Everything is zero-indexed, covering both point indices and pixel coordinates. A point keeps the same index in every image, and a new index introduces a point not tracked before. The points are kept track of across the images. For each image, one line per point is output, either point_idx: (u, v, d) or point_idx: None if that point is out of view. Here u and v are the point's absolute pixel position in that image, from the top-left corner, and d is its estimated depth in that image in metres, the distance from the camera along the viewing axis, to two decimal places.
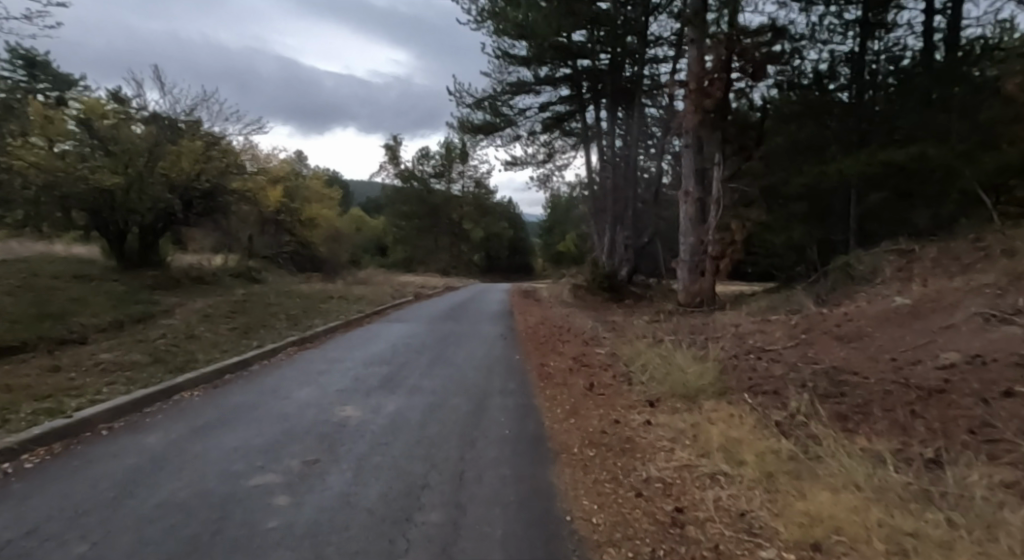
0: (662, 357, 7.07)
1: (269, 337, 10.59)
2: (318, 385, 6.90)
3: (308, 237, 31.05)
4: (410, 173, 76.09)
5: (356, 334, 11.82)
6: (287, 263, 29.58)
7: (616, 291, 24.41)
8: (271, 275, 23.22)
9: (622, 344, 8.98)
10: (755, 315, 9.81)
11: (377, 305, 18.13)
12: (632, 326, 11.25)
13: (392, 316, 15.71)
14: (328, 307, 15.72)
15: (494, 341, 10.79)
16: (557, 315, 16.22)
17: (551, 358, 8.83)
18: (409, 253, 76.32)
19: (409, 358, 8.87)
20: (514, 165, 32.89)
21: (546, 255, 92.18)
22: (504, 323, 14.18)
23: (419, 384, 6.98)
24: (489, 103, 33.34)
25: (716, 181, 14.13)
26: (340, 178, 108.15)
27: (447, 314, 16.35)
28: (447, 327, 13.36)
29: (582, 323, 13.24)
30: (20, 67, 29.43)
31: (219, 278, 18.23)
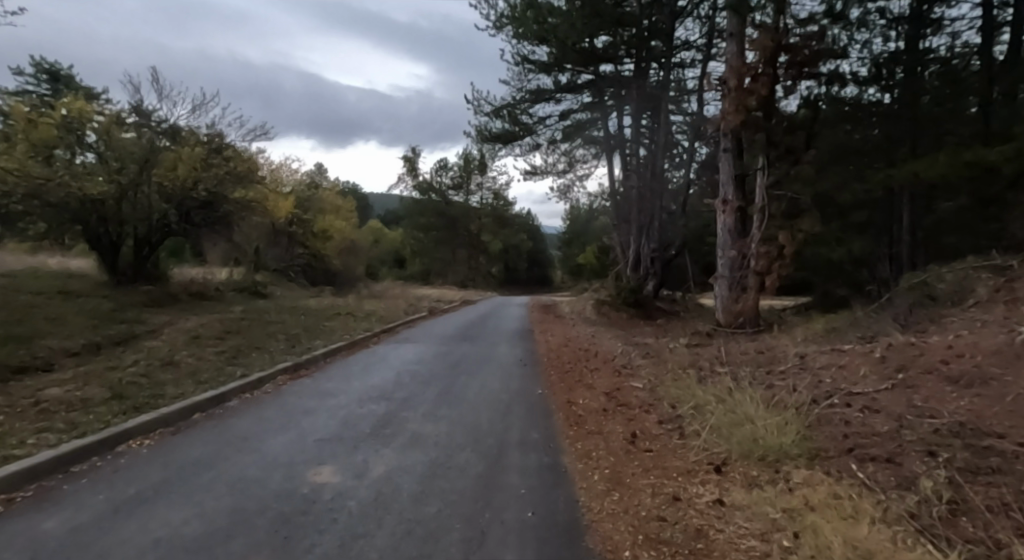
0: (720, 401, 5.70)
1: (259, 363, 9.45)
2: (297, 433, 5.65)
3: (320, 250, 30.04)
4: (427, 184, 75.12)
5: (358, 359, 10.62)
6: (298, 277, 28.58)
7: (642, 308, 22.98)
8: (278, 289, 22.19)
9: (665, 379, 7.60)
10: (817, 342, 8.37)
11: (387, 323, 16.94)
12: (670, 353, 9.87)
13: (402, 336, 14.51)
14: (333, 326, 14.58)
15: (512, 369, 9.47)
16: (582, 335, 14.87)
17: (579, 394, 7.50)
18: (426, 266, 75.28)
19: (412, 392, 7.58)
20: (533, 175, 31.78)
21: (566, 268, 90.66)
22: (523, 345, 12.88)
23: (420, 431, 5.71)
24: (508, 111, 32.31)
25: (760, 188, 12.73)
26: (359, 191, 108.50)
27: (461, 333, 15.10)
28: (460, 350, 12.06)
29: (612, 346, 11.90)
30: (43, 81, 29.51)
31: (221, 293, 17.26)
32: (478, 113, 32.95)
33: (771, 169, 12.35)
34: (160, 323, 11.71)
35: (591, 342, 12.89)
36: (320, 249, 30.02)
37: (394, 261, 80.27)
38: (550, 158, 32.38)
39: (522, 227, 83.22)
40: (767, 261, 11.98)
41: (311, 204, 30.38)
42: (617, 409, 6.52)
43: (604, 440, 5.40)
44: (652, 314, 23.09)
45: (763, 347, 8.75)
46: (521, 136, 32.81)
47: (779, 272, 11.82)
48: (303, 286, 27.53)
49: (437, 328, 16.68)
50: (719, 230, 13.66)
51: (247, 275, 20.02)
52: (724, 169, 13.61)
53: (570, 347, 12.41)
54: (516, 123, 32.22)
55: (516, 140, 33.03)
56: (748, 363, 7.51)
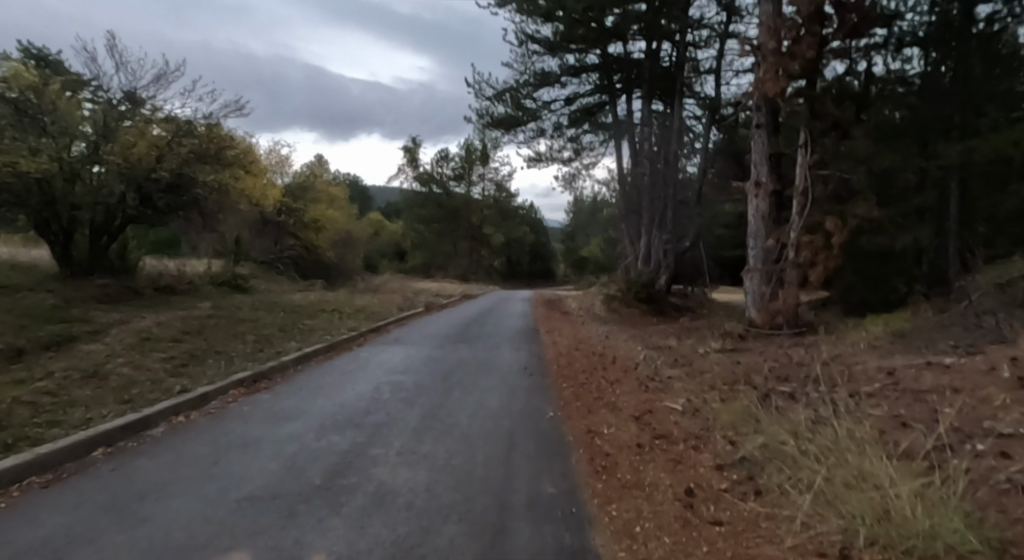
0: (805, 441, 4.12)
1: (213, 372, 7.92)
2: (222, 483, 4.08)
3: (312, 241, 28.51)
4: (429, 175, 73.38)
5: (335, 366, 9.05)
6: (288, 270, 27.07)
7: (655, 304, 21.42)
8: (263, 283, 20.68)
9: (710, 400, 6.02)
10: (893, 351, 6.77)
11: (378, 320, 15.36)
12: (704, 361, 8.29)
13: (392, 337, 12.93)
14: (314, 324, 13.03)
15: (516, 381, 7.91)
16: (595, 335, 13.29)
17: (602, 419, 5.90)
18: (427, 259, 73.83)
19: (391, 415, 6.01)
20: (538, 162, 30.14)
21: (570, 262, 89.02)
22: (529, 348, 11.30)
23: (390, 484, 4.10)
24: (511, 95, 30.63)
25: (801, 168, 11.04)
26: (359, 184, 106.88)
27: (458, 333, 13.55)
28: (456, 354, 10.50)
29: (632, 349, 10.33)
30: None
31: (195, 288, 15.71)
32: (479, 96, 31.25)
33: (815, 146, 10.73)
34: (111, 321, 10.19)
35: (608, 345, 11.33)
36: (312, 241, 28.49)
37: (394, 254, 78.80)
38: (555, 145, 30.72)
39: (526, 219, 81.45)
40: (811, 252, 10.30)
41: (303, 191, 28.82)
42: (655, 445, 4.96)
43: (647, 499, 3.82)
44: (665, 310, 21.55)
45: (822, 357, 7.15)
46: (525, 121, 31.14)
47: (825, 264, 10.16)
48: (294, 279, 26.04)
49: (431, 326, 15.11)
50: (751, 217, 12.02)
51: (227, 267, 18.47)
52: (756, 148, 11.99)
53: (583, 350, 10.83)
54: (520, 107, 30.55)
55: (520, 126, 31.38)
56: (817, 380, 5.91)
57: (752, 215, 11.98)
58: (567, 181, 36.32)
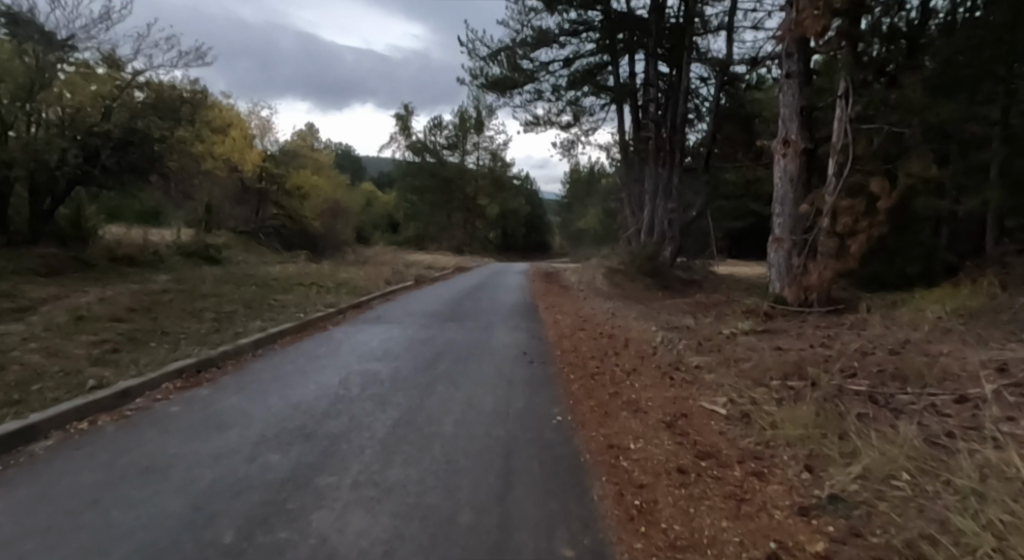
0: (935, 487, 2.83)
1: (148, 358, 6.56)
2: (84, 542, 2.71)
3: (296, 211, 26.94)
4: (421, 144, 71.14)
5: (301, 351, 7.72)
6: (270, 240, 25.59)
7: (660, 277, 20.18)
8: (240, 254, 19.29)
9: (763, 402, 4.75)
10: (985, 339, 5.43)
11: (361, 295, 13.98)
12: (737, 347, 7.02)
13: (374, 313, 11.63)
14: (287, 300, 11.68)
15: (515, 371, 6.64)
16: (601, 312, 12.03)
17: (625, 425, 4.64)
18: (420, 230, 72.18)
19: (355, 421, 4.71)
20: (534, 127, 28.50)
21: (567, 234, 87.59)
22: (527, 327, 10.04)
23: (336, 539, 2.80)
24: (507, 55, 28.76)
25: (838, 122, 9.62)
26: (351, 155, 104.43)
27: (448, 310, 12.27)
28: (444, 334, 9.23)
29: (646, 330, 9.10)
30: None
31: (159, 259, 14.24)
32: (473, 56, 29.37)
33: (858, 97, 9.27)
34: (43, 297, 8.79)
35: (618, 323, 10.07)
36: (295, 209, 26.93)
37: (387, 225, 77.05)
38: (554, 108, 28.99)
39: (522, 190, 79.56)
40: (853, 218, 8.93)
41: (285, 157, 27.10)
42: (703, 470, 3.69)
43: None
44: (670, 284, 20.33)
45: (887, 344, 5.86)
46: (522, 83, 29.37)
47: (869, 233, 8.77)
48: (276, 250, 24.56)
49: (420, 302, 13.86)
50: (778, 180, 10.71)
51: (197, 237, 16.95)
52: (786, 102, 10.54)
53: (589, 330, 9.59)
54: (516, 68, 28.71)
55: (517, 88, 29.62)
56: (901, 377, 4.61)
57: (780, 177, 10.65)
58: (566, 148, 34.63)
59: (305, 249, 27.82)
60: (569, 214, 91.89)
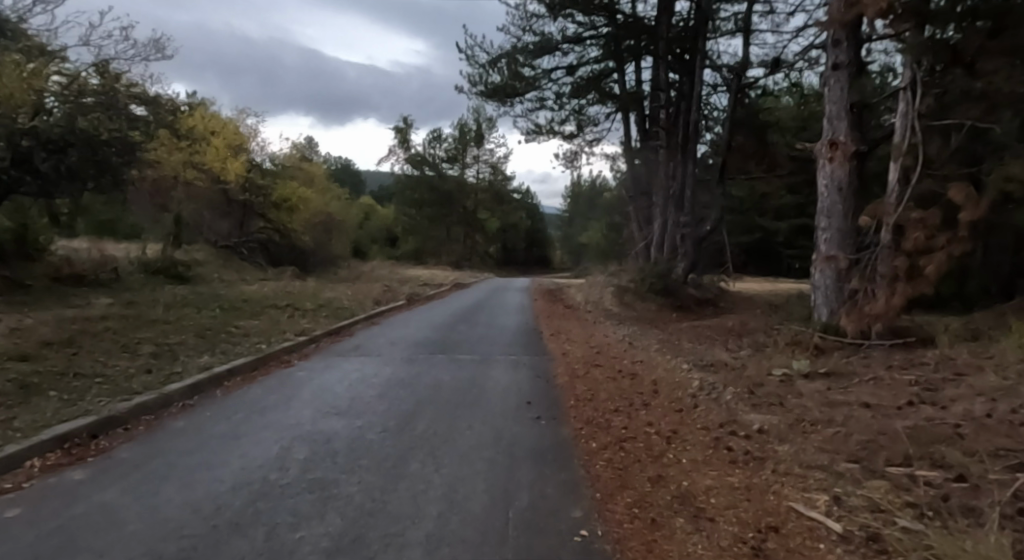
0: None
1: (30, 416, 4.90)
2: None
3: (283, 224, 25.44)
4: (420, 157, 69.73)
5: (246, 401, 6.07)
6: (254, 255, 24.05)
7: (673, 297, 18.64)
8: (216, 272, 17.80)
9: (894, 510, 3.11)
10: None
11: (342, 320, 12.38)
12: (804, 399, 5.46)
13: (353, 343, 10.00)
14: (251, 327, 10.09)
15: (516, 435, 5.02)
16: (616, 340, 10.44)
17: (689, 551, 2.99)
18: (418, 244, 70.73)
19: (272, 543, 3.03)
20: (536, 136, 27.11)
21: (569, 249, 86.27)
22: (530, 362, 8.42)
23: None
24: (507, 62, 27.47)
25: (902, 121, 8.12)
26: (350, 168, 103.50)
27: (438, 338, 10.65)
28: (431, 373, 7.59)
29: (676, 368, 7.53)
30: None
31: (115, 277, 12.72)
32: (472, 62, 28.03)
33: (927, 90, 7.75)
34: None
35: (640, 358, 8.50)
36: (282, 223, 25.43)
37: (385, 239, 75.68)
38: (557, 117, 27.63)
39: (522, 204, 78.28)
40: (925, 234, 7.38)
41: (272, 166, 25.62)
42: None
43: None
44: (684, 305, 18.78)
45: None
46: (524, 91, 28.04)
47: (948, 252, 7.22)
48: (260, 266, 23.06)
49: (408, 327, 12.26)
50: (823, 189, 9.26)
51: (165, 252, 15.43)
52: (832, 99, 9.08)
53: (606, 368, 8.00)
54: (517, 75, 27.35)
55: (519, 96, 28.30)
56: None
57: (825, 187, 9.22)
58: (569, 159, 33.26)
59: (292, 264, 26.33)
60: (569, 227, 90.50)
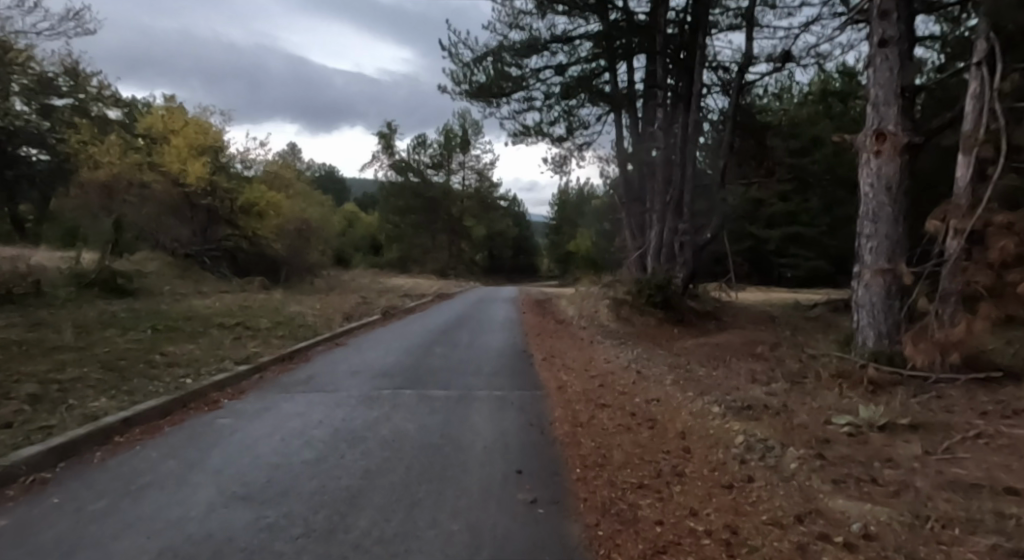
0: None
1: None
2: None
3: (252, 231, 23.57)
4: (405, 163, 67.83)
5: (124, 473, 4.32)
6: (218, 264, 22.19)
7: (673, 311, 17.13)
8: (168, 285, 15.98)
9: None
10: None
11: (298, 342, 10.67)
12: (906, 473, 3.89)
13: (304, 376, 8.21)
14: (181, 354, 8.35)
15: (503, 541, 3.33)
16: (621, 368, 8.83)
17: None
18: (403, 252, 68.90)
19: None
20: (524, 138, 25.58)
21: (556, 257, 84.94)
22: (519, 401, 6.74)
23: None
24: (493, 60, 26.00)
25: (971, 103, 6.67)
26: (334, 176, 101.43)
27: (408, 367, 8.91)
28: (394, 422, 5.84)
29: (704, 411, 5.96)
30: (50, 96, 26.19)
31: (34, 292, 10.93)
32: (456, 60, 26.47)
33: (1008, 65, 6.30)
34: None
35: (655, 394, 6.90)
36: (251, 230, 23.58)
37: (368, 246, 73.79)
38: (545, 118, 26.19)
39: (509, 211, 76.80)
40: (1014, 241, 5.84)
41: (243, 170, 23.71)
42: None
43: None
44: (685, 319, 17.29)
45: None
46: (511, 91, 26.53)
47: None
48: (224, 276, 21.23)
49: (375, 351, 10.50)
50: (868, 189, 7.82)
51: (104, 261, 13.64)
52: (879, 82, 7.65)
53: (613, 411, 6.35)
54: (504, 74, 25.84)
55: (506, 96, 26.80)
56: None
57: (870, 186, 7.77)
58: (559, 164, 31.87)
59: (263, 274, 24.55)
60: (557, 235, 89.09)
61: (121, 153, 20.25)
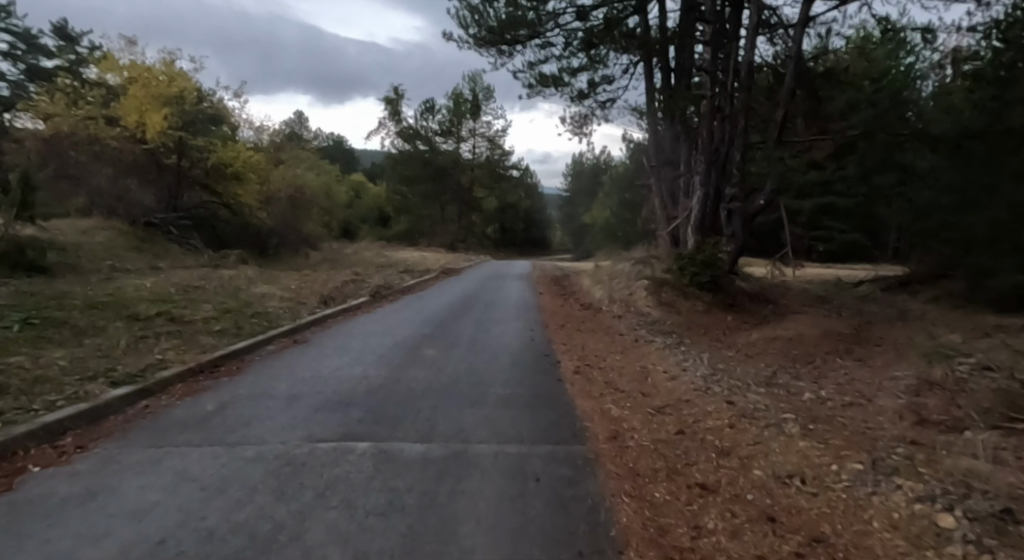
0: None
1: None
2: None
3: (232, 197, 20.84)
4: (413, 130, 63.59)
5: None
6: (190, 235, 19.47)
7: (723, 293, 14.16)
8: (109, 261, 13.23)
9: None
10: None
11: (237, 343, 7.79)
12: None
13: (214, 408, 5.29)
14: (27, 370, 5.45)
15: None
16: (696, 391, 5.84)
17: None
18: (410, 225, 66.19)
19: None
20: (541, 92, 22.25)
21: (571, 230, 81.68)
22: (550, 476, 3.78)
23: None
24: (506, 0, 22.49)
25: None
26: (341, 145, 98.11)
27: (378, 390, 5.99)
28: (308, 547, 2.89)
29: (926, 530, 2.89)
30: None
31: None
32: (464, 2, 23.04)
33: None
34: None
35: (786, 462, 3.90)
36: (231, 195, 20.80)
37: (375, 218, 71.25)
38: (564, 67, 22.78)
39: (521, 181, 73.06)
40: None
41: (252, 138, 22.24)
42: None
43: None
44: (737, 303, 14.30)
45: None
46: (526, 38, 23.11)
47: None
48: (195, 249, 18.53)
49: (341, 357, 7.58)
50: None
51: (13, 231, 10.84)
52: None
53: (725, 511, 3.34)
54: (517, 17, 22.39)
55: (520, 44, 23.39)
56: None
57: None
58: (579, 124, 28.51)
59: (251, 249, 22.66)
60: (571, 207, 85.38)
61: (68, 105, 17.40)
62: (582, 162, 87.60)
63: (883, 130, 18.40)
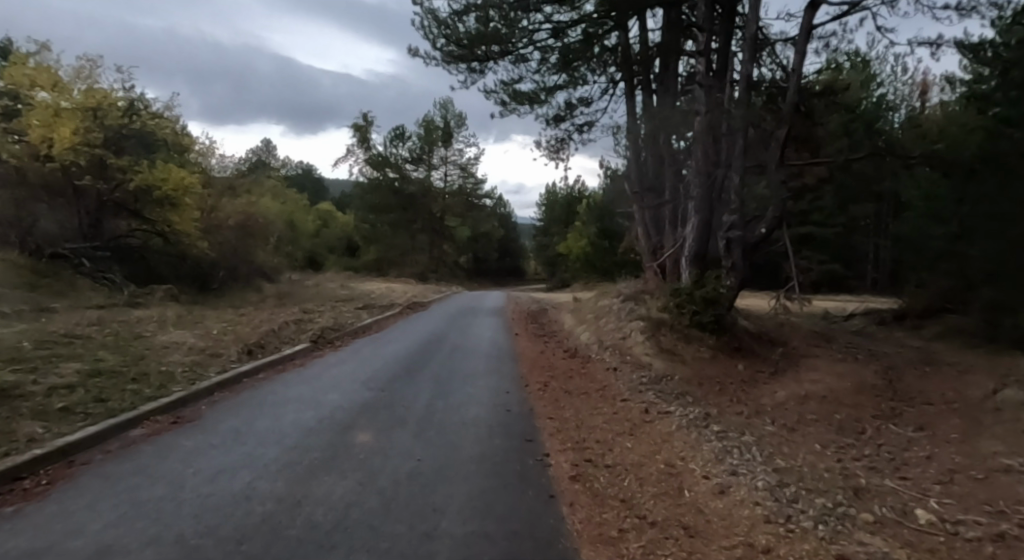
0: None
1: None
2: None
3: (166, 225, 18.00)
4: (382, 158, 61.32)
5: None
6: (111, 267, 16.73)
7: (728, 335, 12.23)
8: None
9: None
10: None
11: (74, 431, 5.26)
12: None
13: None
14: None
15: None
16: (773, 525, 3.62)
17: None
18: (379, 254, 63.68)
19: None
20: (516, 110, 20.40)
21: (545, 259, 80.23)
22: None
23: None
24: (476, 13, 20.80)
25: None
26: (310, 172, 95.56)
27: (259, 532, 3.61)
28: None
29: None
30: None
31: None
32: (431, 16, 21.30)
33: None
34: None
35: None
36: (166, 223, 17.92)
37: (344, 247, 68.55)
38: (540, 85, 21.09)
39: (494, 210, 71.26)
40: None
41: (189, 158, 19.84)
42: None
43: None
44: (744, 346, 12.37)
45: None
46: (500, 53, 21.41)
47: None
48: (112, 284, 15.76)
49: (229, 451, 5.13)
50: None
51: None
52: None
53: None
54: (489, 31, 20.65)
55: (493, 60, 21.65)
56: None
57: None
58: (556, 147, 26.85)
59: (190, 284, 19.92)
60: (546, 236, 83.92)
61: None
62: (555, 190, 86.57)
63: (885, 154, 17.03)
